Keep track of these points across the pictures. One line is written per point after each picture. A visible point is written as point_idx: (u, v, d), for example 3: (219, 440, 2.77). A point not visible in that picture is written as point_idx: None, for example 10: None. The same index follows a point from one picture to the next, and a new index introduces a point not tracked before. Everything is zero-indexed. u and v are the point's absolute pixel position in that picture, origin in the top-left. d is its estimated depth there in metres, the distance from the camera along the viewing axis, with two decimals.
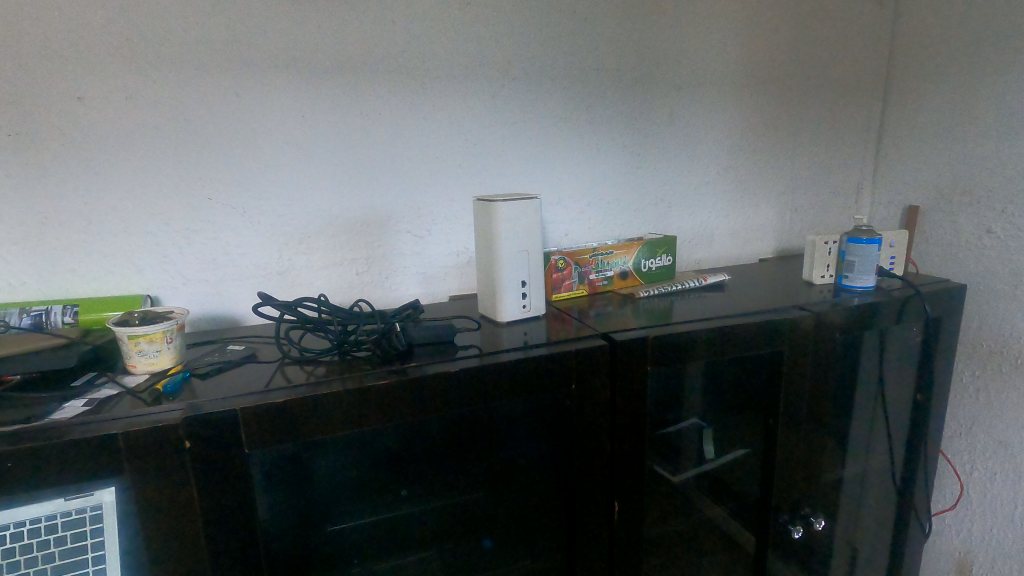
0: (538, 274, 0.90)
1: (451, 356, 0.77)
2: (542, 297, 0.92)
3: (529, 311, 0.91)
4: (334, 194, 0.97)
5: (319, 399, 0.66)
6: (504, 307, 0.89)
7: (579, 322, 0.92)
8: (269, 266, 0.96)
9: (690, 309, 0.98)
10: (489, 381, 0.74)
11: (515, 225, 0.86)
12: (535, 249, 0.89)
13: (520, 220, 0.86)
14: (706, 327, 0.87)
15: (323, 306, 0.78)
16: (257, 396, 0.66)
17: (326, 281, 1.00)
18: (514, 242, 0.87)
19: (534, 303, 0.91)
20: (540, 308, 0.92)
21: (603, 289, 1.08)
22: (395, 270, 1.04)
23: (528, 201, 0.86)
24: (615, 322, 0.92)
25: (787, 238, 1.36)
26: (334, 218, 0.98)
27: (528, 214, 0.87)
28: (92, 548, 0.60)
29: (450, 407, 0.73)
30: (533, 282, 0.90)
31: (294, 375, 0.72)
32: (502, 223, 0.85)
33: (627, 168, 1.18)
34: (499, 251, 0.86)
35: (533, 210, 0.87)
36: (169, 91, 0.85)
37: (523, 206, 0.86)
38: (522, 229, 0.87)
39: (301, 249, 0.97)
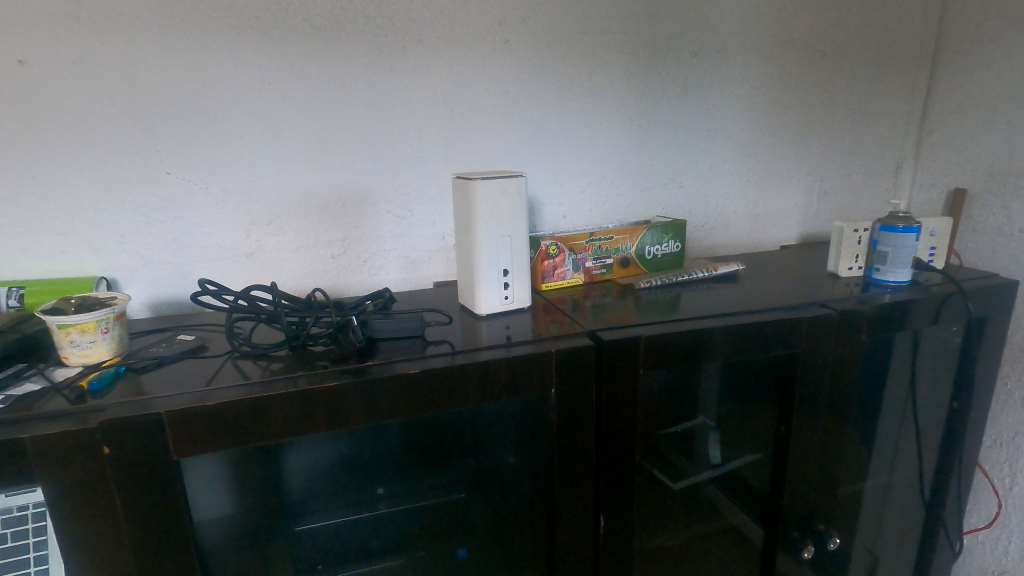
0: (523, 263, 0.81)
1: (417, 354, 0.68)
2: (527, 289, 0.83)
3: (511, 304, 0.82)
4: (306, 170, 0.89)
5: (257, 402, 0.58)
6: (482, 299, 0.80)
7: (568, 318, 0.82)
8: (235, 248, 0.89)
9: (695, 304, 0.88)
10: (459, 385, 0.65)
11: (496, 206, 0.77)
12: (519, 234, 0.80)
13: (504, 202, 0.77)
14: (710, 325, 0.77)
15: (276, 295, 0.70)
16: (190, 395, 0.59)
17: (298, 265, 0.93)
18: (496, 227, 0.78)
19: (517, 295, 0.82)
20: (524, 301, 0.83)
21: (601, 277, 0.97)
22: (374, 254, 0.96)
23: (512, 179, 0.77)
24: (609, 317, 0.82)
25: (813, 222, 1.23)
26: (306, 197, 0.90)
27: (512, 193, 0.77)
28: (34, 547, 0.57)
29: (412, 413, 0.64)
30: (516, 271, 0.81)
31: (237, 373, 0.64)
32: (481, 203, 0.76)
33: (634, 144, 1.07)
34: (478, 235, 0.77)
35: (519, 190, 0.78)
36: (119, 55, 0.77)
37: (506, 184, 0.76)
38: (505, 211, 0.78)
39: (271, 230, 0.90)
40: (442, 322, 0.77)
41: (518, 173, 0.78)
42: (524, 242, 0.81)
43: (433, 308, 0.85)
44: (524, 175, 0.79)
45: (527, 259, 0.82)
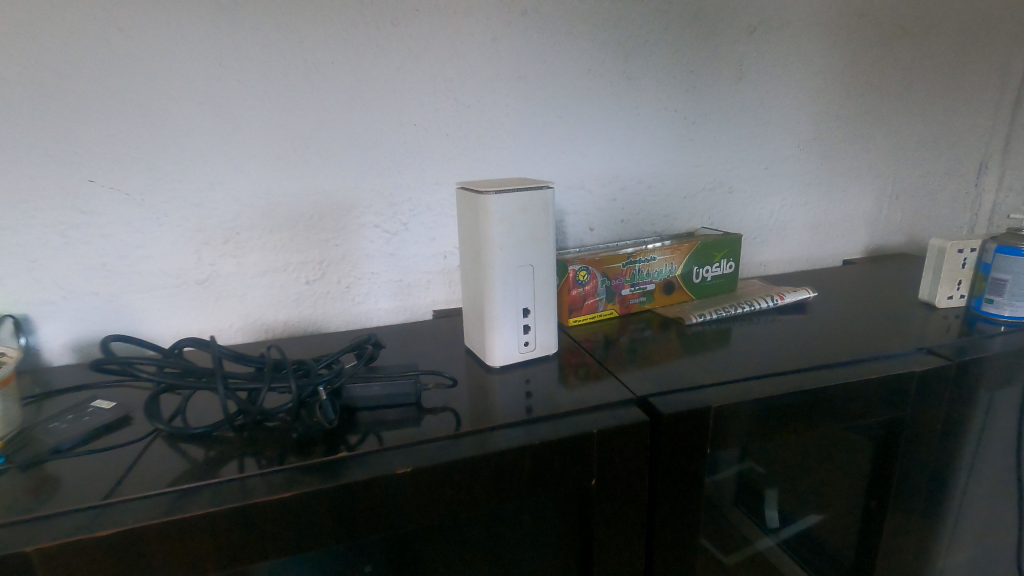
0: (548, 299, 0.63)
1: (409, 434, 0.50)
2: (553, 331, 0.65)
3: (533, 351, 0.64)
4: (272, 175, 0.71)
5: (173, 529, 0.40)
6: (496, 347, 0.62)
7: (606, 368, 0.64)
8: (184, 273, 0.71)
9: (764, 346, 0.70)
10: (467, 483, 0.47)
11: (516, 227, 0.58)
12: (544, 262, 0.61)
13: (525, 221, 0.59)
14: (797, 385, 0.58)
15: (218, 353, 0.51)
16: (79, 515, 0.41)
17: (265, 292, 0.74)
18: (514, 253, 0.59)
19: (541, 340, 0.64)
20: (549, 346, 0.65)
21: (640, 308, 0.79)
22: (359, 278, 0.78)
23: (536, 191, 0.58)
24: (658, 367, 0.64)
25: (882, 232, 1.05)
26: (273, 208, 0.72)
27: (536, 209, 0.59)
28: None
29: (401, 527, 0.46)
30: (540, 310, 0.63)
31: (160, 467, 0.46)
32: (496, 223, 0.57)
33: (678, 141, 0.88)
34: (491, 265, 0.59)
35: (545, 205, 0.59)
36: (18, 25, 0.58)
37: (528, 198, 0.58)
38: (526, 232, 0.59)
39: (229, 250, 0.71)
40: (444, 380, 0.59)
41: (545, 183, 0.59)
42: (551, 272, 0.62)
43: (432, 354, 0.67)
44: (551, 184, 0.60)
45: (553, 294, 0.63)
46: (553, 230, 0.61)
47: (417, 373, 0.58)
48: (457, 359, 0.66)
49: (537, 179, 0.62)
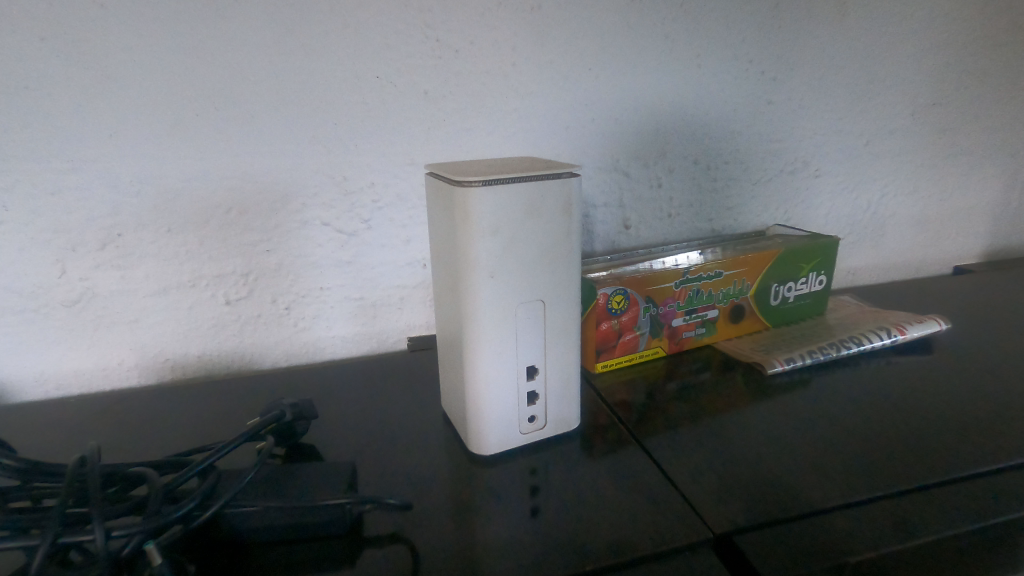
0: (568, 349, 0.41)
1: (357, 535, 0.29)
2: (575, 397, 0.42)
3: (544, 429, 0.42)
4: (165, 150, 0.48)
5: None
6: (486, 427, 0.40)
7: (654, 456, 0.41)
8: (43, 292, 0.49)
9: (893, 410, 0.46)
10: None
11: (517, 239, 0.35)
12: (563, 293, 0.39)
13: (533, 231, 0.36)
14: (991, 504, 0.35)
15: (1, 473, 0.33)
16: None
17: (168, 317, 0.53)
18: (514, 282, 0.36)
19: (555, 412, 0.42)
20: (569, 420, 0.43)
21: (697, 343, 0.57)
22: (303, 294, 0.55)
23: (551, 180, 0.35)
24: (736, 454, 0.41)
25: (1006, 229, 0.80)
26: (170, 199, 0.49)
27: (551, 210, 0.36)
28: None
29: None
30: (554, 367, 0.40)
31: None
32: (483, 235, 0.34)
33: (753, 104, 0.63)
34: (474, 303, 0.36)
35: (566, 204, 0.36)
36: None
37: (538, 192, 0.35)
38: (534, 248, 0.36)
39: (109, 259, 0.49)
40: (392, 500, 0.35)
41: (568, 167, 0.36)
42: (574, 308, 0.40)
43: (394, 427, 0.45)
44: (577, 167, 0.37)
45: (576, 342, 0.41)
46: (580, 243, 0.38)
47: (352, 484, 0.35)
48: (431, 435, 0.44)
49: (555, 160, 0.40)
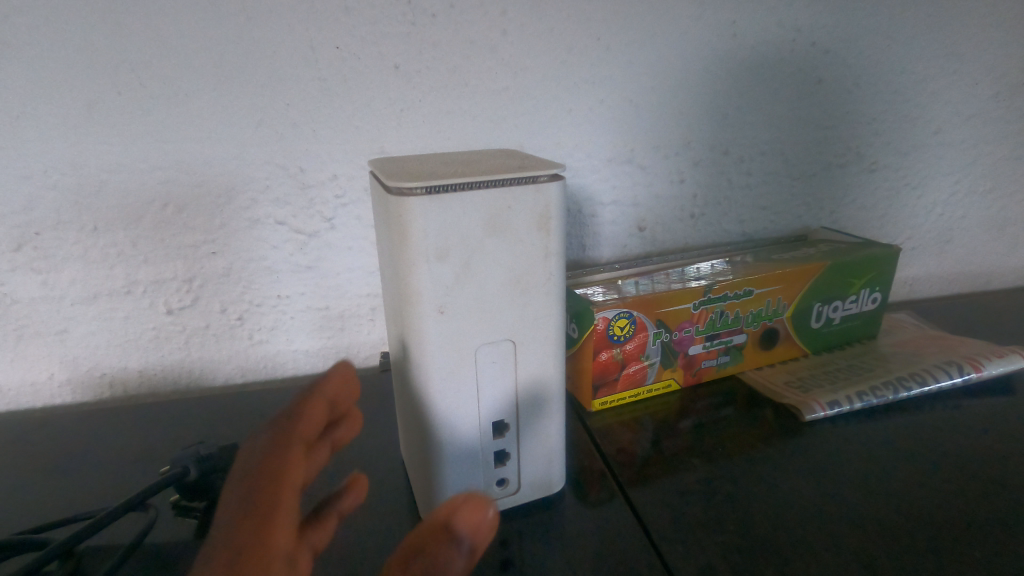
0: (548, 398, 0.33)
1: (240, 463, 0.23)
2: (557, 455, 0.35)
3: (517, 493, 0.34)
4: (82, 135, 0.40)
5: None
6: (441, 496, 0.32)
7: (650, 530, 0.33)
8: None
9: (964, 477, 0.36)
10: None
11: (476, 265, 0.27)
12: (540, 331, 0.31)
13: (496, 255, 0.27)
14: None
15: None
16: None
17: (101, 327, 0.46)
18: (473, 319, 0.28)
19: (532, 473, 0.34)
20: (549, 483, 0.35)
21: (720, 373, 0.47)
22: (257, 304, 0.48)
23: (519, 187, 0.27)
24: (755, 531, 0.32)
25: None
26: (93, 193, 0.42)
27: (522, 226, 0.27)
28: None
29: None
30: (529, 420, 0.33)
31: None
32: (428, 260, 0.26)
33: (799, 83, 0.52)
34: (419, 344, 0.28)
35: (543, 219, 0.28)
36: None
37: (501, 203, 0.27)
38: (501, 276, 0.28)
39: (28, 262, 0.43)
40: None
41: (546, 171, 0.27)
42: (555, 348, 0.32)
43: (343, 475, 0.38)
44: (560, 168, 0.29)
45: (558, 388, 0.33)
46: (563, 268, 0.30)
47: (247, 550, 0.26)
48: (385, 488, 0.37)
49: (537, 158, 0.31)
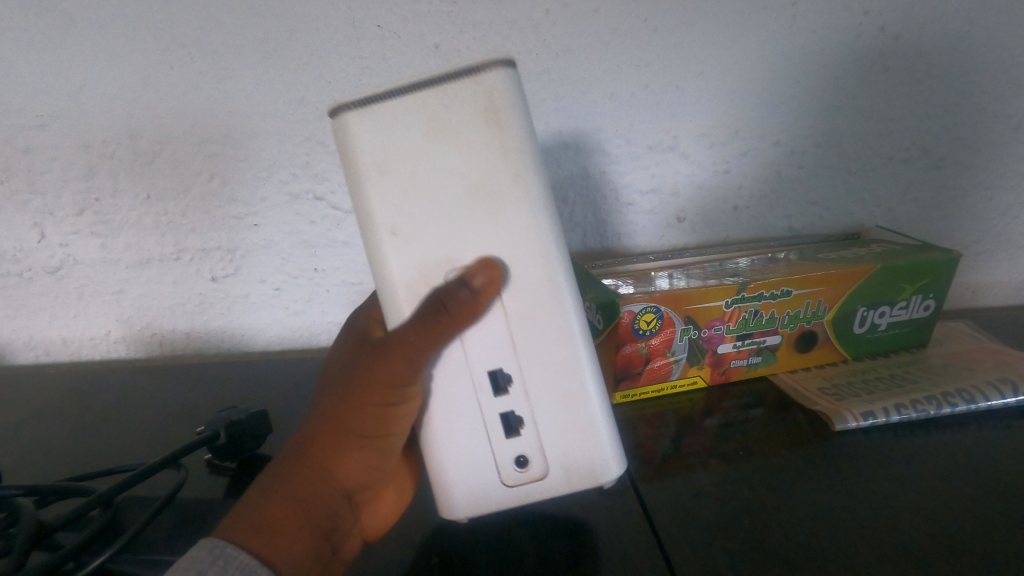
0: (554, 337, 0.30)
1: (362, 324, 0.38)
2: (594, 424, 0.31)
3: (545, 478, 0.31)
4: (136, 108, 0.42)
5: None
6: (447, 466, 0.31)
7: (657, 525, 0.33)
8: (25, 255, 0.47)
9: (1001, 501, 0.34)
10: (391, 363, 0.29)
11: (427, 176, 0.27)
12: (521, 251, 0.28)
13: (444, 161, 0.27)
14: None
15: None
16: None
17: (151, 290, 0.49)
18: (439, 235, 0.28)
19: (565, 447, 0.31)
20: (597, 459, 0.31)
21: (750, 374, 0.46)
22: (295, 276, 0.50)
23: (455, 80, 0.26)
24: (765, 536, 0.32)
25: None
26: (146, 164, 0.44)
27: (467, 126, 0.27)
28: None
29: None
30: (536, 371, 0.30)
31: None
32: (373, 175, 0.27)
33: (863, 70, 0.48)
34: (386, 268, 0.29)
35: (489, 113, 0.27)
36: None
37: (437, 101, 0.27)
38: (456, 184, 0.27)
39: (88, 226, 0.46)
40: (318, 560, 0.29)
41: (479, 63, 0.26)
42: (547, 266, 0.29)
43: None
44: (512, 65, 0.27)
45: (566, 324, 0.30)
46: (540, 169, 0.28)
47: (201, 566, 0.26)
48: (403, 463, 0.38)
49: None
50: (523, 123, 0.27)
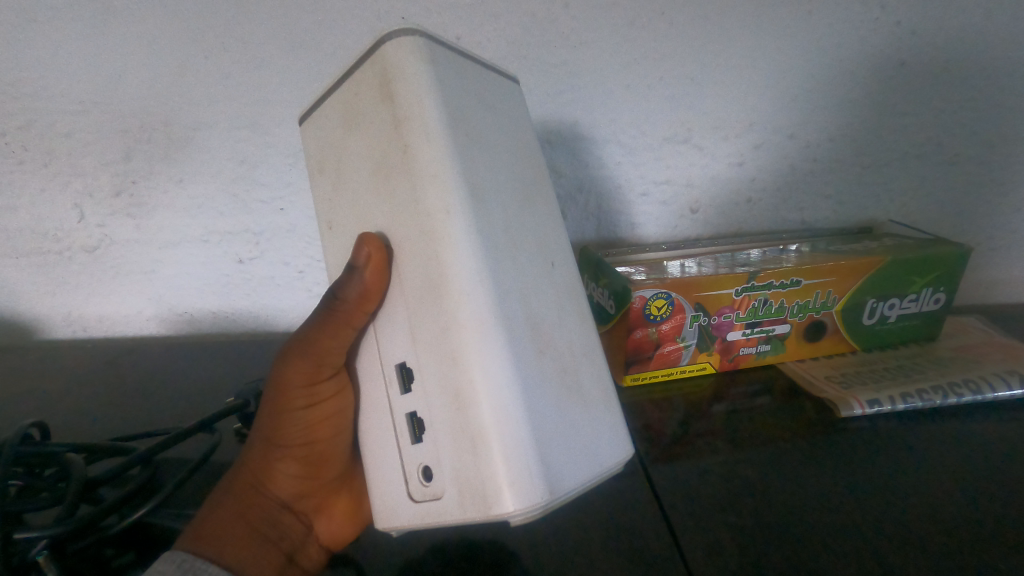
0: (438, 329, 0.24)
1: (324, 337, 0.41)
2: (486, 430, 0.22)
3: (445, 501, 0.25)
4: (171, 95, 0.44)
5: None
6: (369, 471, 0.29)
7: (664, 500, 0.34)
8: (64, 234, 0.49)
9: (1002, 487, 0.35)
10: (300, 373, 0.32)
11: (345, 164, 0.28)
12: (411, 224, 0.25)
13: (357, 140, 0.27)
14: None
15: None
16: None
17: (182, 270, 0.51)
18: (355, 223, 0.28)
19: (463, 464, 0.23)
20: (497, 484, 0.22)
21: (758, 362, 0.47)
22: (318, 260, 0.52)
23: (361, 64, 0.27)
24: (768, 513, 0.33)
25: None
26: (180, 149, 0.46)
27: (365, 102, 0.26)
28: None
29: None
30: (430, 367, 0.24)
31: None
32: (319, 173, 0.30)
33: (878, 65, 0.49)
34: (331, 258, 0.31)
35: (383, 82, 0.25)
36: None
37: (354, 90, 0.27)
38: (365, 165, 0.27)
39: (124, 208, 0.48)
40: None
41: (376, 38, 0.26)
42: (433, 239, 0.24)
43: None
44: (421, 31, 0.26)
45: (460, 315, 0.23)
46: (442, 131, 0.24)
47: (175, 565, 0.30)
48: None
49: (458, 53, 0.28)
50: (425, 86, 0.25)
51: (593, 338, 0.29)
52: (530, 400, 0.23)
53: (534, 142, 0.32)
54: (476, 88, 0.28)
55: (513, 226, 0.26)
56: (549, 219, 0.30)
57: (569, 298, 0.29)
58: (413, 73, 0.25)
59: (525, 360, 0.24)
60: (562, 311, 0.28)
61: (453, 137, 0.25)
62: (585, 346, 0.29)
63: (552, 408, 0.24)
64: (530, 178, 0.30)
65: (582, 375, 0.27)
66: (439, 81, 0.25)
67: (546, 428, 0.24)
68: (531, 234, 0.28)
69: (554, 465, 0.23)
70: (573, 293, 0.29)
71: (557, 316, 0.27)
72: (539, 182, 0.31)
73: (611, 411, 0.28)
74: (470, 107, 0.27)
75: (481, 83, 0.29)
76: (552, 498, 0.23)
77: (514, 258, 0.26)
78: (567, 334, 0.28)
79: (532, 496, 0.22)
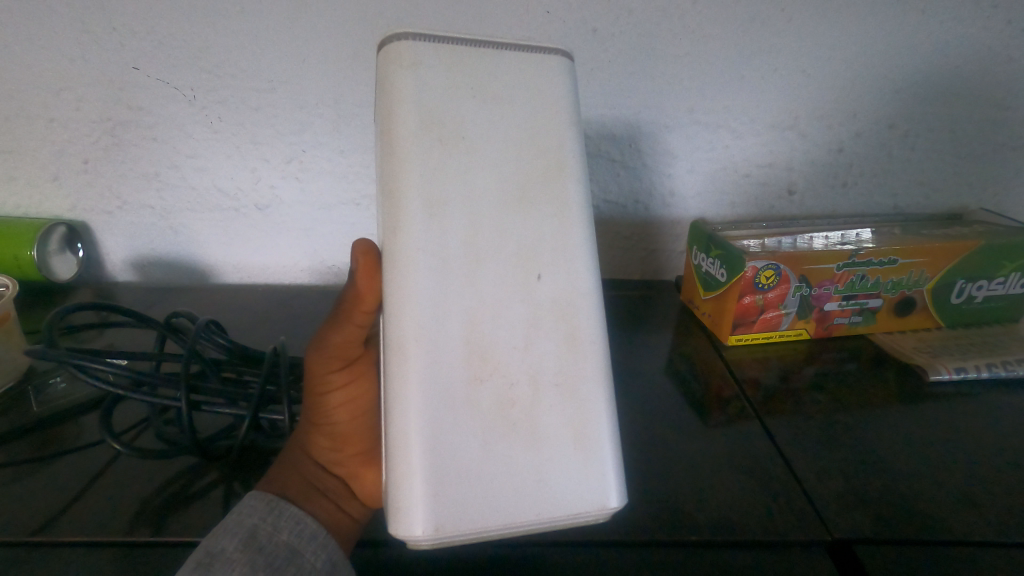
0: (388, 345, 0.27)
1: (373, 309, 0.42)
2: (404, 446, 0.27)
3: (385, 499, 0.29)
4: (344, 76, 0.52)
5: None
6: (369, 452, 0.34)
7: (776, 438, 0.41)
8: (241, 194, 0.58)
9: None
10: (314, 353, 0.35)
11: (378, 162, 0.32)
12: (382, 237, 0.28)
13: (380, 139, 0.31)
14: None
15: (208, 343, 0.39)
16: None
17: (334, 227, 0.60)
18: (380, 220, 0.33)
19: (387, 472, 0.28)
20: (401, 506, 0.27)
21: (848, 331, 0.52)
22: None
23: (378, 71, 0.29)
24: (866, 454, 0.39)
25: None
26: (346, 125, 0.54)
27: (377, 112, 0.30)
28: None
29: (348, 525, 0.34)
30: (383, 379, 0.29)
31: (28, 510, 0.33)
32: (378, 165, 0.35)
33: (984, 61, 0.52)
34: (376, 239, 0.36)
35: (379, 93, 0.28)
36: None
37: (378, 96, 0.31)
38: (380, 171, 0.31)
39: (293, 172, 0.56)
40: None
41: (381, 44, 0.28)
42: (388, 257, 0.27)
43: None
44: (414, 32, 0.27)
45: (402, 335, 0.27)
46: (411, 146, 0.27)
47: (258, 515, 0.32)
48: None
49: (473, 42, 0.28)
50: (403, 90, 0.27)
51: (574, 369, 0.29)
52: (442, 431, 0.27)
53: (569, 134, 0.29)
54: (481, 80, 0.28)
55: (479, 243, 0.28)
56: (552, 227, 0.29)
57: (553, 323, 0.29)
58: (397, 78, 0.27)
59: (451, 387, 0.27)
60: (531, 341, 0.28)
61: (420, 148, 0.27)
62: (560, 376, 0.29)
63: (469, 446, 0.27)
64: (538, 182, 0.29)
65: (541, 410, 0.28)
66: (422, 85, 0.27)
67: (460, 465, 0.27)
68: (509, 249, 0.28)
69: (457, 505, 0.27)
70: (558, 316, 0.29)
71: (523, 345, 0.28)
72: (562, 189, 0.29)
73: (577, 450, 0.29)
74: (463, 108, 0.27)
75: (492, 69, 0.28)
76: (442, 533, 0.27)
77: (468, 280, 0.27)
78: (533, 365, 0.28)
79: (413, 527, 0.26)
